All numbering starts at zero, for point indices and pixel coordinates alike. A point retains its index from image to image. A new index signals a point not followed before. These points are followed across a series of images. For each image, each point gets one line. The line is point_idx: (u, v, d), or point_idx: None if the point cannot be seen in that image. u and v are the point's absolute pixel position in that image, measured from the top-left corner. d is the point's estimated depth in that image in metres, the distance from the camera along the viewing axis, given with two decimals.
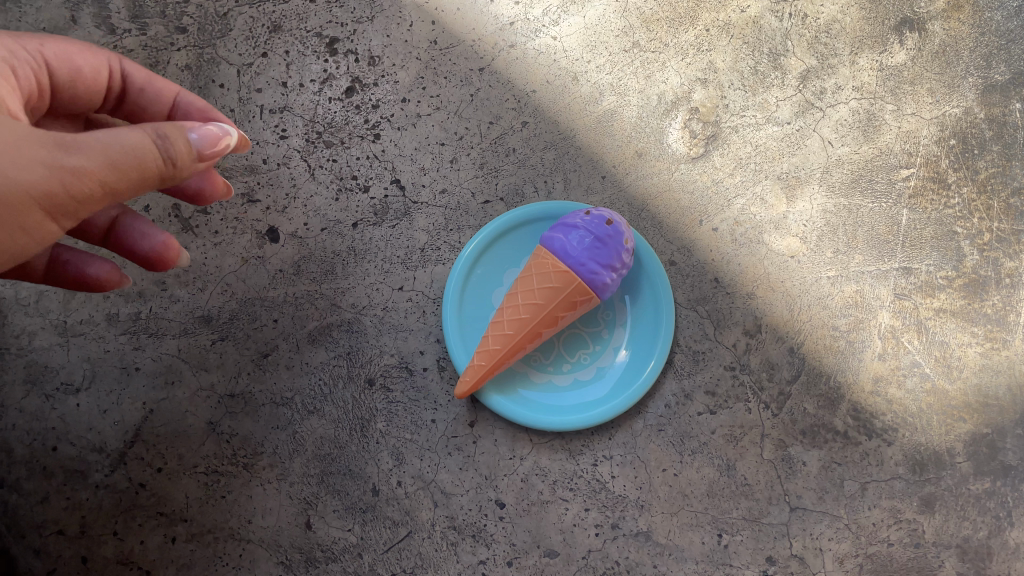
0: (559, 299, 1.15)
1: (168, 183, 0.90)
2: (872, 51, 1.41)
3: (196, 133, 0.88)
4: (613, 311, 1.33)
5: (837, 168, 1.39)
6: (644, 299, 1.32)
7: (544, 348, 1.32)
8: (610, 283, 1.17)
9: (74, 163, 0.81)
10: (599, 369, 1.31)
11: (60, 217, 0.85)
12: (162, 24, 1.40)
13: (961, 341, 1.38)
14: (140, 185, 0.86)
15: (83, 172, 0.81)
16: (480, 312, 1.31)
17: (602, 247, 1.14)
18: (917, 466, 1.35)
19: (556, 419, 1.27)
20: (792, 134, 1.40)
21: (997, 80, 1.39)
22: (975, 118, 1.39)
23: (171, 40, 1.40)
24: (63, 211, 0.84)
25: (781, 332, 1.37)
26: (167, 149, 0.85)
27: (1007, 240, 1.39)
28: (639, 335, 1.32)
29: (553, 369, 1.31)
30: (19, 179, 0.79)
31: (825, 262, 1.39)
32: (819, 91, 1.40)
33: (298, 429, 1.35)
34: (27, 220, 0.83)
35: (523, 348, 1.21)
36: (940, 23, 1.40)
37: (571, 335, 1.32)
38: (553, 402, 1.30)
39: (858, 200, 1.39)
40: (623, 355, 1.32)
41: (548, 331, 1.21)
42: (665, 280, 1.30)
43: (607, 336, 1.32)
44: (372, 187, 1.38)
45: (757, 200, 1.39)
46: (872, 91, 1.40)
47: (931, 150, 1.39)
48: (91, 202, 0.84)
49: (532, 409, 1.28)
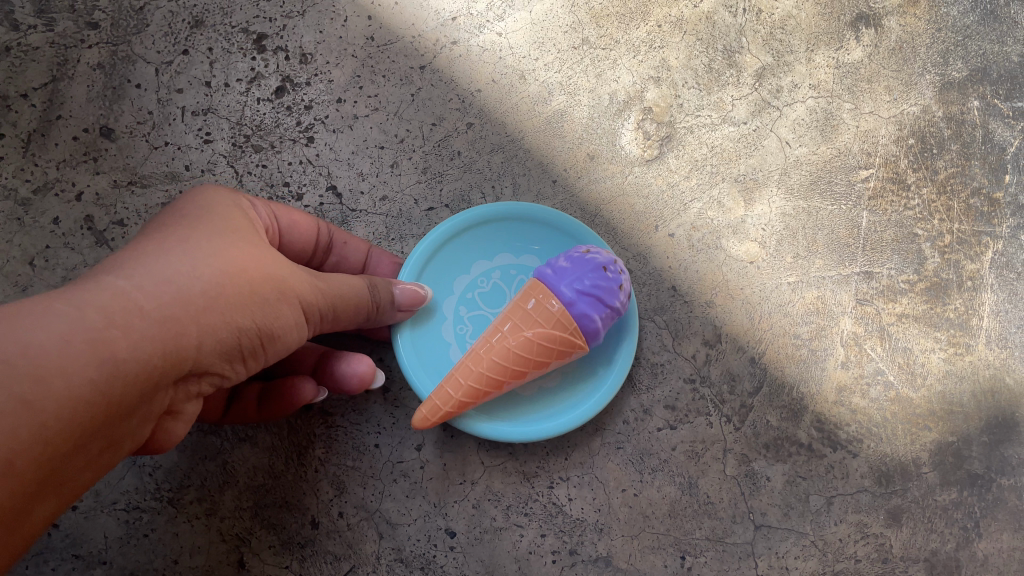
0: (539, 324, 1.03)
1: (377, 323, 1.11)
2: (828, 48, 1.35)
3: (401, 289, 1.09)
4: None
5: (796, 170, 1.33)
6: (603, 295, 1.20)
7: None
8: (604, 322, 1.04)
9: (324, 283, 1.00)
10: (564, 373, 1.18)
11: (316, 323, 1.01)
12: (71, 20, 1.29)
13: (925, 346, 1.33)
14: (361, 318, 1.05)
15: (329, 289, 1.01)
16: (429, 321, 1.18)
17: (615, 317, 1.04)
18: (883, 478, 1.29)
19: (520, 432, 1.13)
20: (748, 134, 1.33)
21: (955, 77, 1.34)
22: (934, 116, 1.34)
23: (81, 36, 1.28)
24: (318, 319, 1.01)
25: (742, 342, 1.31)
26: (382, 296, 1.06)
27: (968, 242, 1.34)
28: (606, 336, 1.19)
29: None
30: (298, 288, 0.97)
31: (785, 268, 1.33)
32: (775, 89, 1.34)
33: (228, 459, 1.24)
34: (298, 319, 0.97)
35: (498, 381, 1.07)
36: (896, 18, 1.35)
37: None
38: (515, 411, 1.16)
39: (817, 203, 1.33)
40: (587, 358, 1.19)
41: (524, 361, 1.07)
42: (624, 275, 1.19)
43: None
44: (306, 195, 1.27)
45: (714, 203, 1.32)
46: (829, 89, 1.34)
47: (890, 150, 1.34)
48: (339, 314, 1.02)
49: (490, 422, 1.14)
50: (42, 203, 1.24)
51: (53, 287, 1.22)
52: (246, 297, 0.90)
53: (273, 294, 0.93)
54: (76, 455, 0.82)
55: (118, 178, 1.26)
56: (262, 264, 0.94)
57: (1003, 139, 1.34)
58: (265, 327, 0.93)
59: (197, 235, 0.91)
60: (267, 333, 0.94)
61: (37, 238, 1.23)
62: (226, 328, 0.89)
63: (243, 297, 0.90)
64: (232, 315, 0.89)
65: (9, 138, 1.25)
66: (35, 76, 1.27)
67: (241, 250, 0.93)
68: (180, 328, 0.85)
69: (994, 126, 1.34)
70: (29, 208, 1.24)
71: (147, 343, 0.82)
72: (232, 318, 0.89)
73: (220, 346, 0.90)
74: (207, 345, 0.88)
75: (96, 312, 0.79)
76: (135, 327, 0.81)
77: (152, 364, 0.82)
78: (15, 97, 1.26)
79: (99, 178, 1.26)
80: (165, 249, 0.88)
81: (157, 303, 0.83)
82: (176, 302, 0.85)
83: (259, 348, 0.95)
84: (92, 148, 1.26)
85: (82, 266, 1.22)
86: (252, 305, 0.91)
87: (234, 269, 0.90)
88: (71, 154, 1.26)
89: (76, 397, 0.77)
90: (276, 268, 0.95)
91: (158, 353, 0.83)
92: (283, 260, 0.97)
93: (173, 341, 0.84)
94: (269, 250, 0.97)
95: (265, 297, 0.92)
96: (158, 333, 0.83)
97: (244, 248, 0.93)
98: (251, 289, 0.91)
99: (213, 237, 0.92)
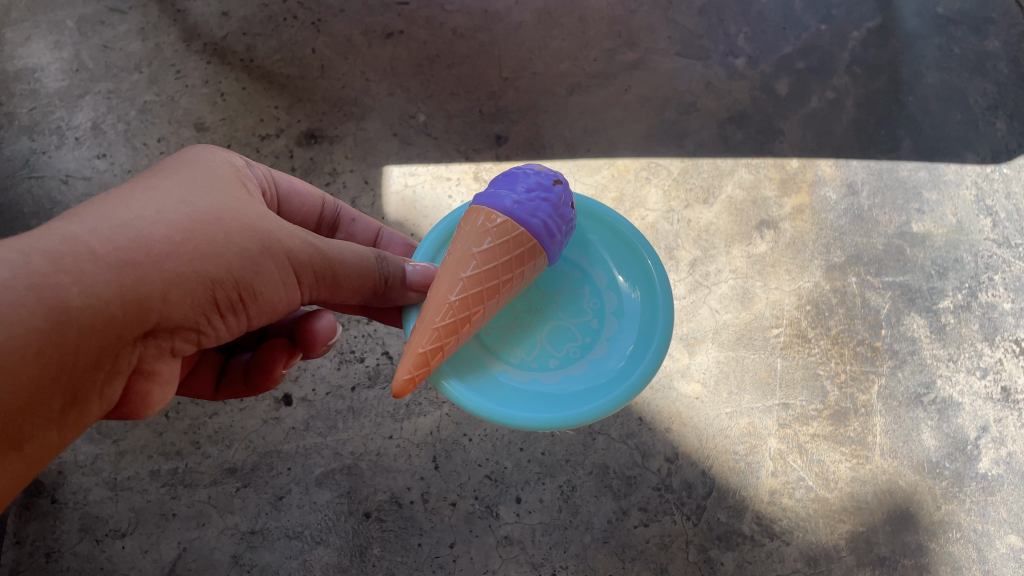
0: (466, 228, 1.12)
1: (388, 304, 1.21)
2: (741, 244, 1.83)
3: (414, 269, 1.20)
4: (600, 300, 1.29)
5: (724, 330, 1.79)
6: (635, 285, 1.30)
7: (527, 345, 1.25)
8: (513, 202, 1.10)
9: (311, 238, 1.13)
10: (591, 362, 1.24)
11: (305, 282, 1.14)
12: None
13: (834, 458, 1.76)
14: (371, 291, 1.17)
15: (312, 243, 1.12)
16: None
17: (538, 198, 1.11)
18: (811, 561, 1.68)
19: (556, 417, 1.16)
20: (687, 306, 1.79)
21: (836, 261, 1.83)
22: (823, 289, 1.82)
23: None
24: (312, 276, 1.13)
25: (695, 457, 1.74)
26: (392, 269, 1.17)
27: (859, 378, 1.80)
28: (632, 322, 1.28)
29: (542, 366, 1.24)
30: (281, 242, 1.09)
31: (722, 401, 1.77)
32: (704, 273, 1.81)
33: (307, 557, 1.68)
34: (283, 272, 1.10)
35: (445, 300, 1.07)
36: (789, 222, 1.85)
37: (558, 330, 1.27)
38: (544, 397, 1.20)
39: (743, 352, 1.79)
40: (616, 346, 1.26)
41: (472, 279, 1.08)
42: (654, 261, 1.30)
43: (597, 327, 1.27)
44: (367, 357, 1.80)
45: (666, 355, 1.78)
46: (743, 272, 1.82)
47: (794, 313, 1.81)
48: (329, 274, 1.14)
49: (530, 410, 1.17)
50: None
51: (181, 432, 1.76)
52: (216, 246, 1.03)
53: (247, 244, 1.06)
54: (46, 401, 0.95)
55: None
56: (231, 216, 1.06)
57: (875, 303, 1.82)
58: (244, 276, 1.06)
59: (163, 189, 1.05)
60: (245, 283, 1.06)
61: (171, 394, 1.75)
62: (194, 274, 1.01)
63: (209, 245, 1.02)
64: (200, 263, 1.01)
65: None
66: None
67: (210, 204, 1.06)
68: (141, 272, 0.97)
69: (869, 294, 1.82)
70: None
71: (104, 288, 0.94)
72: (199, 267, 1.01)
73: (190, 296, 1.02)
74: (173, 293, 1.00)
75: (48, 256, 0.91)
76: (88, 272, 0.93)
77: (107, 306, 0.94)
78: None
79: None
80: (130, 203, 1.00)
81: (114, 251, 0.95)
82: (139, 250, 0.97)
83: (239, 296, 1.07)
84: None
85: (203, 415, 1.77)
86: (225, 256, 1.04)
87: (204, 217, 1.03)
88: None
89: (33, 340, 0.89)
90: (251, 221, 1.07)
91: (117, 298, 0.95)
92: (262, 216, 1.10)
93: (132, 286, 0.96)
94: (243, 205, 1.09)
95: (242, 249, 1.05)
96: (115, 277, 0.95)
97: (212, 203, 1.06)
98: (221, 240, 1.03)
99: (179, 194, 1.04)
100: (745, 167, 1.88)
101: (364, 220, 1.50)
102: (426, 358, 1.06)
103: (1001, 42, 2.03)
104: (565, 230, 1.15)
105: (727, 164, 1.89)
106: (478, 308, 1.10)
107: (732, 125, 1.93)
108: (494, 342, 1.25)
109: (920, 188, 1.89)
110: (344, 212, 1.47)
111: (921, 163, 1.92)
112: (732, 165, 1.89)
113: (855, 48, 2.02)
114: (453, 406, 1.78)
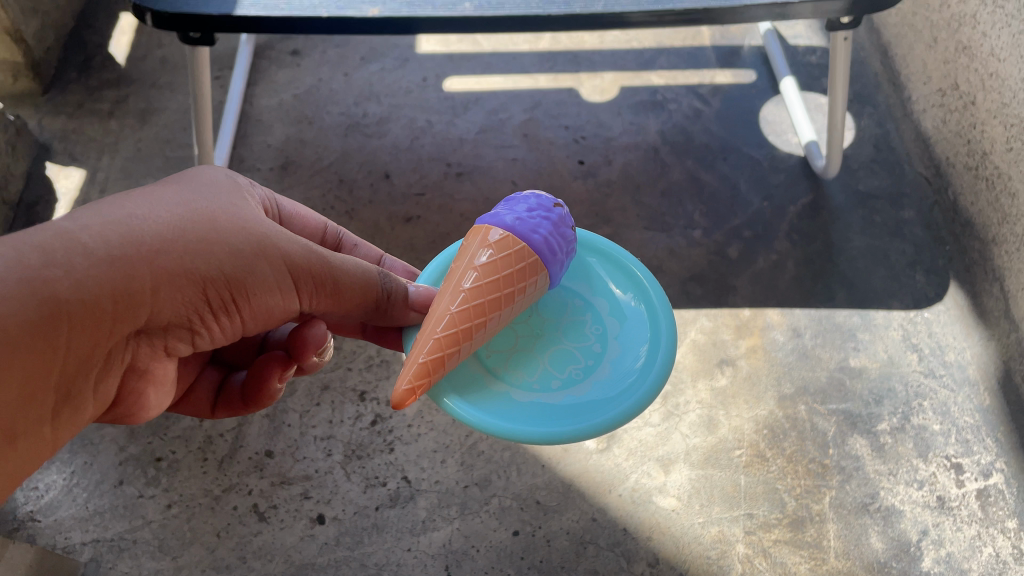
0: (469, 249, 1.43)
1: (392, 320, 1.47)
2: (705, 379, 2.15)
3: (415, 290, 1.49)
4: (603, 328, 1.62)
5: (694, 452, 2.07)
6: (635, 318, 1.64)
7: (538, 373, 1.55)
8: (517, 219, 1.43)
9: (299, 242, 1.37)
10: (596, 381, 1.54)
11: (301, 287, 1.37)
12: None
13: (796, 561, 1.92)
14: (372, 301, 1.42)
15: (299, 245, 1.36)
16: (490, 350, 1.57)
17: (535, 216, 1.45)
18: None
19: (567, 430, 1.46)
20: (662, 431, 2.10)
21: (787, 391, 2.13)
22: (777, 415, 2.11)
23: None
24: (309, 279, 1.37)
25: (674, 562, 1.93)
26: (392, 287, 1.44)
27: (813, 490, 2.01)
28: (631, 347, 1.60)
29: (552, 388, 1.53)
30: (270, 245, 1.33)
31: (695, 512, 1.99)
32: (675, 404, 2.13)
33: None
34: (277, 271, 1.34)
35: (448, 313, 1.37)
36: (744, 359, 2.18)
37: (568, 357, 1.58)
38: (556, 412, 1.50)
39: (711, 470, 2.04)
40: (618, 367, 1.56)
41: (471, 294, 1.38)
42: (656, 301, 1.65)
43: (602, 353, 1.59)
44: (389, 481, 2.05)
45: (645, 474, 2.05)
46: (708, 402, 2.12)
47: (753, 436, 2.08)
48: (321, 279, 1.37)
49: (547, 427, 1.47)
50: (227, 496, 2.03)
51: (230, 548, 1.96)
52: (200, 247, 1.28)
53: (230, 245, 1.30)
54: (48, 378, 1.20)
55: (275, 478, 2.05)
56: (215, 221, 1.31)
57: (824, 427, 2.09)
58: (230, 276, 1.30)
59: (159, 196, 1.31)
60: (233, 280, 1.30)
61: (223, 517, 2.00)
62: (179, 271, 1.26)
63: (194, 245, 1.27)
64: (186, 262, 1.26)
65: (210, 460, 2.07)
66: (226, 423, 2.12)
67: (197, 211, 1.31)
68: (130, 266, 1.21)
69: (817, 419, 2.10)
70: (220, 499, 2.02)
71: (91, 280, 1.18)
72: (185, 264, 1.26)
73: (178, 288, 1.26)
74: (162, 285, 1.25)
75: (41, 252, 1.16)
76: (78, 267, 1.18)
77: (97, 295, 1.19)
78: (216, 435, 2.11)
79: (262, 480, 2.05)
80: (125, 209, 1.26)
81: (104, 250, 1.20)
82: (128, 249, 1.22)
83: (234, 293, 1.31)
84: (259, 463, 2.07)
85: (249, 534, 1.98)
86: (210, 257, 1.28)
87: (186, 223, 1.28)
88: (246, 467, 2.07)
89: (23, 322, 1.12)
90: (237, 225, 1.32)
91: (105, 289, 1.19)
92: (252, 222, 1.35)
93: (121, 277, 1.21)
94: (232, 212, 1.34)
95: (227, 251, 1.29)
96: (104, 270, 1.19)
97: (200, 208, 1.32)
98: (205, 243, 1.28)
99: (169, 202, 1.30)
100: (705, 315, 2.24)
101: (367, 249, 1.77)
102: (429, 368, 1.33)
103: (914, 211, 2.44)
104: (563, 246, 1.47)
105: (690, 314, 2.24)
106: (477, 320, 1.39)
107: (693, 282, 2.30)
108: (510, 373, 1.55)
109: (855, 330, 2.22)
110: (346, 239, 1.74)
111: (854, 310, 2.25)
112: (694, 315, 2.24)
113: (791, 219, 2.42)
114: (463, 521, 2.00)
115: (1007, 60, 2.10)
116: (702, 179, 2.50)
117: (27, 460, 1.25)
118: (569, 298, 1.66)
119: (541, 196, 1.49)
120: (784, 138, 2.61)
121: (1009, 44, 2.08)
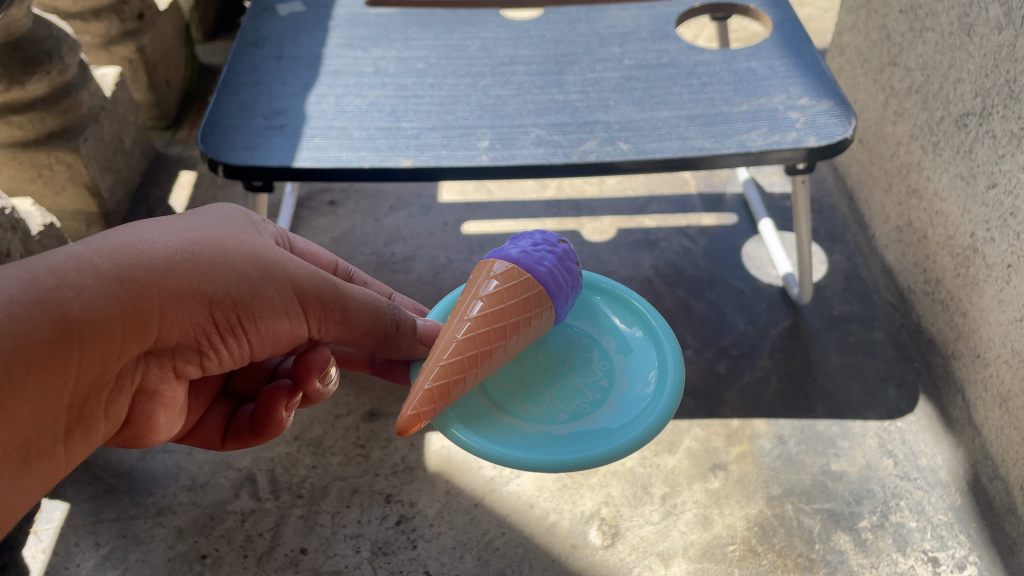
0: (476, 283, 1.67)
1: (398, 351, 1.71)
2: (700, 482, 2.36)
3: (424, 325, 1.75)
4: (609, 364, 1.87)
5: (691, 547, 2.23)
6: (637, 355, 1.89)
7: (553, 410, 1.75)
8: (521, 253, 1.69)
9: (299, 269, 1.55)
10: (608, 410, 1.75)
11: (304, 309, 1.56)
12: (290, 494, 2.40)
13: None
14: (379, 327, 1.65)
15: (298, 274, 1.55)
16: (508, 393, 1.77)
17: (535, 251, 1.70)
18: None
19: (593, 452, 1.63)
20: (661, 528, 2.27)
21: (774, 492, 2.32)
22: (766, 513, 2.28)
23: (293, 504, 2.38)
24: (311, 301, 1.56)
25: None
26: (401, 318, 1.68)
27: None
28: (636, 379, 1.83)
29: (569, 419, 1.73)
30: (272, 272, 1.51)
31: None
32: (673, 504, 2.32)
33: None
34: (280, 293, 1.52)
35: (456, 340, 1.58)
36: (735, 464, 2.39)
37: (579, 394, 1.79)
38: (577, 439, 1.68)
39: (708, 564, 2.19)
40: (625, 398, 1.78)
41: (476, 324, 1.60)
42: (654, 338, 1.92)
43: (609, 388, 1.81)
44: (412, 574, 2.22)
45: (647, 568, 2.19)
46: (702, 503, 2.31)
47: (745, 533, 2.25)
48: (329, 305, 1.59)
49: (573, 450, 1.64)
50: None
51: None
52: (206, 271, 1.44)
53: (234, 270, 1.47)
54: (62, 395, 1.34)
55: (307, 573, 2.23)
56: (218, 247, 1.48)
57: (809, 524, 2.25)
58: (237, 299, 1.47)
59: (167, 225, 1.47)
60: (237, 302, 1.47)
61: None
62: (185, 294, 1.42)
63: (198, 270, 1.43)
64: (193, 285, 1.42)
65: (250, 556, 2.26)
66: (265, 524, 2.33)
67: (202, 237, 1.48)
68: (139, 287, 1.36)
69: (803, 517, 2.27)
70: None
71: (102, 299, 1.32)
72: (190, 287, 1.42)
73: (184, 306, 1.42)
74: (168, 303, 1.40)
75: (54, 274, 1.29)
76: (89, 287, 1.31)
77: (107, 312, 1.33)
78: (256, 535, 2.31)
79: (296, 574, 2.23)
80: (134, 237, 1.41)
81: (115, 272, 1.35)
82: (138, 272, 1.37)
83: (240, 312, 1.48)
84: (294, 559, 2.26)
85: None
86: (214, 281, 1.45)
87: (192, 249, 1.45)
88: (282, 562, 2.25)
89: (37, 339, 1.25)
90: (239, 251, 1.50)
91: (116, 306, 1.34)
92: (257, 250, 1.53)
93: (130, 298, 1.35)
94: (236, 239, 1.52)
95: (231, 276, 1.46)
96: (114, 290, 1.34)
97: (207, 236, 1.49)
98: (209, 268, 1.45)
99: (176, 231, 1.46)
100: (698, 425, 2.48)
101: (378, 286, 1.97)
102: (435, 394, 1.52)
103: (885, 332, 2.69)
104: (563, 275, 1.71)
105: (684, 424, 2.49)
106: (483, 348, 1.60)
107: (686, 396, 2.55)
108: (528, 413, 1.73)
109: (834, 438, 2.43)
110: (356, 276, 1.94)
111: (835, 420, 2.47)
112: (688, 425, 2.48)
113: (774, 339, 2.68)
114: None
115: (948, 200, 2.42)
116: (693, 305, 2.78)
117: (40, 475, 1.38)
118: (574, 345, 1.90)
119: (543, 235, 1.76)
120: (765, 271, 2.89)
121: (948, 186, 2.41)
